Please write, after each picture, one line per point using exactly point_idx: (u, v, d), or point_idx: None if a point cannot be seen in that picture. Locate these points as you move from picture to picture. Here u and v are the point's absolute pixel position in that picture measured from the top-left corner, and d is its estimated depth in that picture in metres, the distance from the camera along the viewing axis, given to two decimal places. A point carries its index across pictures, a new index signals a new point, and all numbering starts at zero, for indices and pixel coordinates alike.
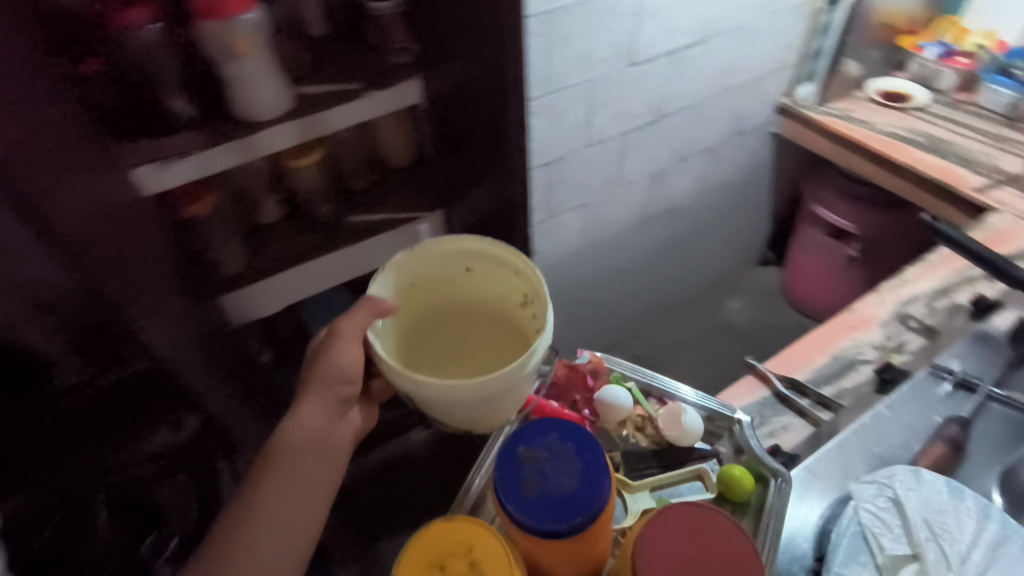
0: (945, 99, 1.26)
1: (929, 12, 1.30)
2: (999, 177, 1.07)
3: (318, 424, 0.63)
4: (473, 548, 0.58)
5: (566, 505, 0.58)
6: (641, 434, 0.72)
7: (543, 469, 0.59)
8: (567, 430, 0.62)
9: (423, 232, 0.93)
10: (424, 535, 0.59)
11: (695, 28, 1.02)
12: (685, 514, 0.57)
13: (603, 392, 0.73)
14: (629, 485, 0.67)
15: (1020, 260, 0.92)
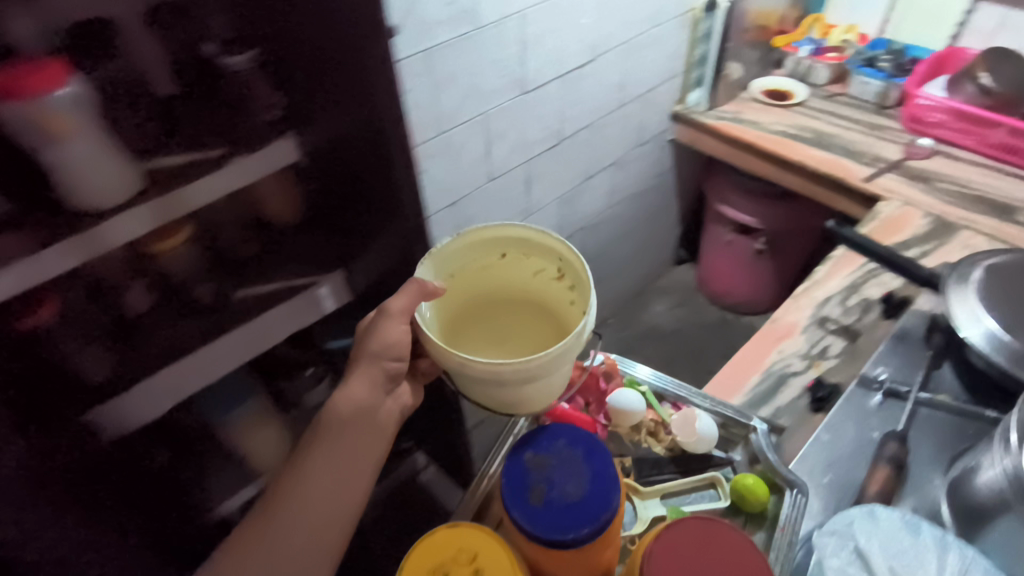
0: (821, 93, 1.32)
1: (796, 11, 1.36)
2: (881, 165, 1.12)
3: (361, 401, 0.62)
4: (475, 555, 0.57)
5: (572, 513, 0.56)
6: (654, 439, 0.72)
7: (551, 476, 0.59)
8: (576, 436, 0.62)
9: (324, 296, 0.81)
10: (427, 541, 0.58)
11: (583, 50, 0.99)
12: (699, 526, 0.54)
13: (615, 396, 0.73)
14: (638, 490, 0.66)
15: (914, 246, 0.96)
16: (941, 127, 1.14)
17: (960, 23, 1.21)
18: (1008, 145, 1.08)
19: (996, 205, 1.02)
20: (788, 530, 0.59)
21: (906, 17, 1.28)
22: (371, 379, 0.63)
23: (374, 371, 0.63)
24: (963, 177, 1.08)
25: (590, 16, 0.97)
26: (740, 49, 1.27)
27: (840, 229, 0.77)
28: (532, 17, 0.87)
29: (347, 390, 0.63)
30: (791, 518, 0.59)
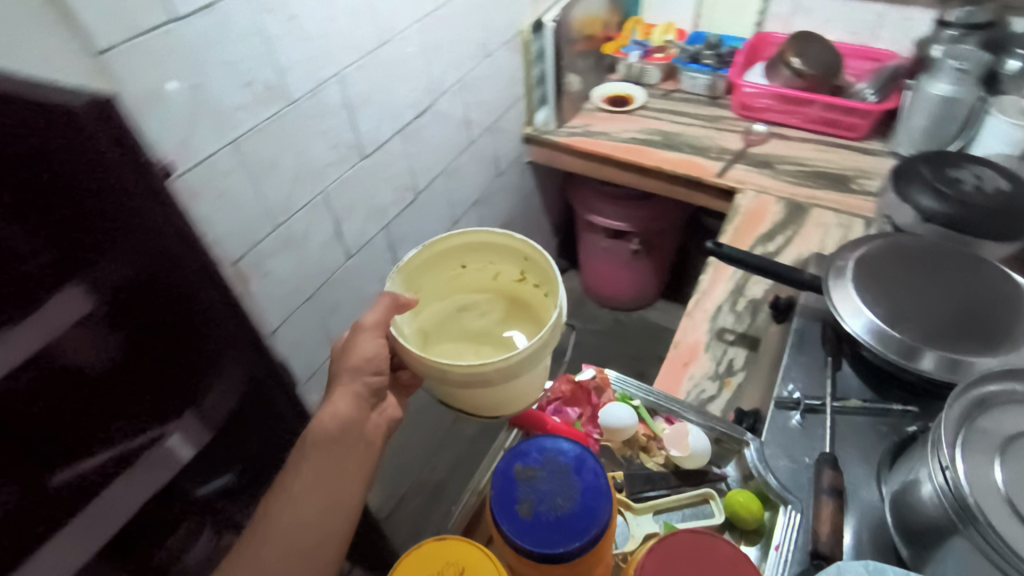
0: (658, 92, 1.34)
1: (617, 15, 1.37)
2: (728, 156, 1.16)
3: (345, 417, 0.61)
4: (464, 572, 0.52)
5: (564, 530, 0.52)
6: (647, 455, 0.71)
7: (539, 488, 0.54)
8: (564, 446, 0.58)
9: (178, 447, 0.64)
10: (414, 554, 0.53)
11: (418, 97, 0.90)
12: (690, 539, 0.52)
13: (607, 413, 0.71)
14: (630, 507, 0.64)
15: (777, 234, 0.99)
16: (770, 110, 1.21)
17: (762, 10, 1.29)
18: (827, 119, 1.16)
19: (833, 178, 1.09)
20: (781, 549, 0.58)
21: (716, 9, 1.34)
22: (355, 396, 0.62)
23: (356, 387, 0.62)
24: (800, 156, 1.14)
25: (418, 62, 0.87)
26: (575, 62, 1.25)
27: (719, 249, 0.76)
28: (354, 77, 0.76)
29: (328, 408, 0.61)
30: (786, 537, 0.58)
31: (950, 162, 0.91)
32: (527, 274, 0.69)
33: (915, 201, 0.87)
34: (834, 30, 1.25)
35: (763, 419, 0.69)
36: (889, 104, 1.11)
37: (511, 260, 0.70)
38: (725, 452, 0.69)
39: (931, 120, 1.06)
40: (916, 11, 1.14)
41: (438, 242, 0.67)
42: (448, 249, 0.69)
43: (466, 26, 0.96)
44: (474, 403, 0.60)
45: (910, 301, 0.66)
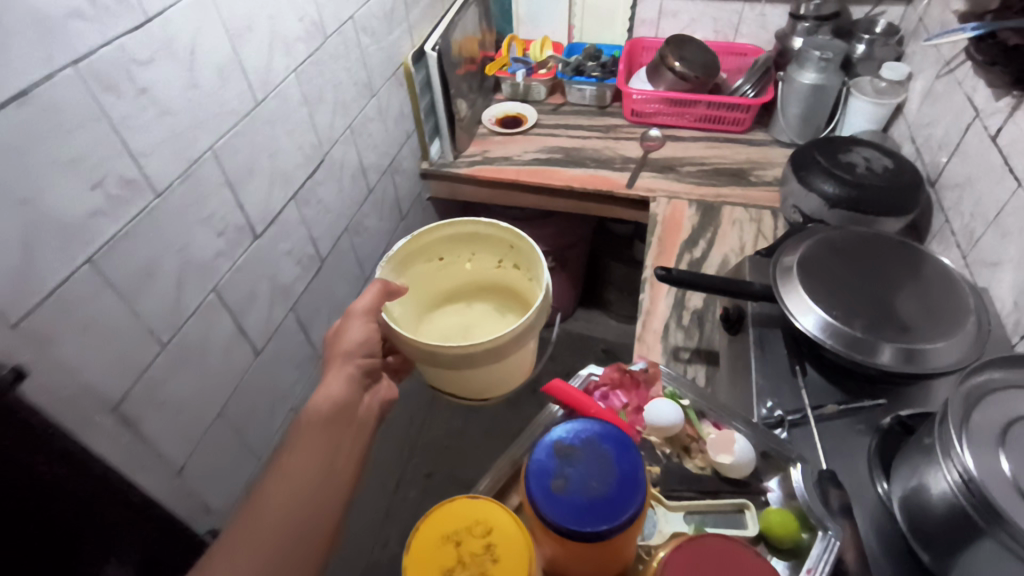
0: (547, 108, 1.32)
1: (492, 34, 1.32)
2: (632, 165, 1.15)
3: (338, 398, 0.59)
4: (491, 531, 0.49)
5: (595, 511, 0.47)
6: (688, 457, 0.65)
7: (577, 467, 0.49)
8: (605, 430, 0.52)
9: None
10: (447, 508, 0.51)
11: (308, 155, 0.79)
12: (716, 545, 0.48)
13: (653, 411, 0.65)
14: (663, 503, 0.60)
15: (698, 239, 1.00)
16: (660, 114, 1.22)
17: (631, 17, 1.31)
18: (713, 117, 1.20)
19: (732, 173, 1.12)
20: (814, 575, 0.53)
21: (588, 20, 1.34)
22: (348, 374, 0.61)
23: (348, 370, 0.62)
24: (697, 156, 1.17)
25: (302, 115, 0.76)
26: (462, 88, 1.19)
27: (672, 273, 0.71)
28: (233, 147, 0.64)
29: (320, 391, 0.60)
30: (820, 560, 0.53)
31: (838, 148, 0.96)
32: (504, 260, 0.78)
33: (818, 189, 0.91)
34: (700, 30, 1.30)
35: None
36: (766, 96, 1.17)
37: (491, 249, 0.77)
38: (770, 467, 0.62)
39: (805, 106, 1.12)
40: (769, 7, 1.21)
41: (426, 231, 0.72)
42: (432, 240, 0.74)
43: (346, 66, 0.85)
44: (459, 380, 0.67)
45: (854, 299, 0.67)
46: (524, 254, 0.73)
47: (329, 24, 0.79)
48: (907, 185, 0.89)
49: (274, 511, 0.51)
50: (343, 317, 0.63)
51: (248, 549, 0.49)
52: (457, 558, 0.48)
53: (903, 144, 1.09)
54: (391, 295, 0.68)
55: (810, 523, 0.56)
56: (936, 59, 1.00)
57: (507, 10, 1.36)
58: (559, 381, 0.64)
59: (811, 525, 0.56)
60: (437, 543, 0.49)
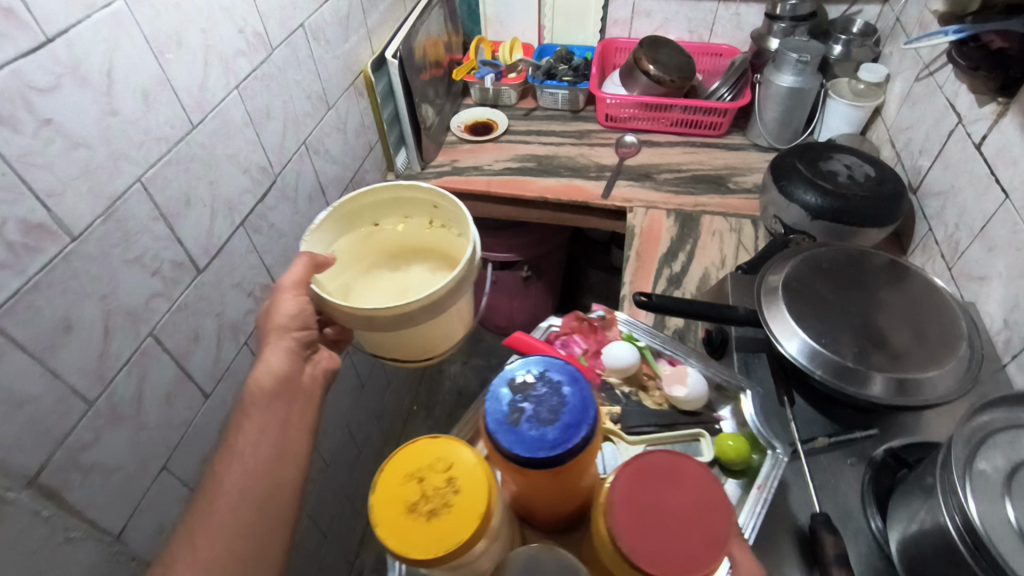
0: (518, 113, 1.26)
1: (458, 37, 1.26)
2: (608, 173, 1.11)
3: (280, 372, 0.63)
4: (452, 466, 0.48)
5: (550, 440, 0.46)
6: (646, 394, 0.70)
7: (533, 397, 0.48)
8: (556, 362, 0.51)
9: None
10: (409, 449, 0.50)
11: (256, 177, 0.73)
12: (666, 459, 0.48)
13: (610, 350, 0.70)
14: (622, 438, 0.63)
15: (679, 252, 0.96)
16: (635, 119, 1.18)
17: (603, 17, 1.26)
18: (689, 121, 1.16)
19: (710, 181, 1.08)
20: (764, 489, 0.57)
21: (558, 21, 1.29)
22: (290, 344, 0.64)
23: (285, 342, 0.63)
24: (674, 162, 1.13)
25: (247, 135, 0.70)
26: (427, 95, 1.13)
27: (651, 300, 0.67)
28: (166, 177, 0.58)
29: (262, 365, 0.63)
30: (768, 477, 0.57)
31: (820, 155, 0.92)
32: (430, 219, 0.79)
33: (800, 200, 0.88)
34: (674, 30, 1.26)
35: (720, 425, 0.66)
36: (743, 100, 1.13)
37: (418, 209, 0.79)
38: (723, 397, 0.67)
39: (783, 110, 1.09)
40: (744, 6, 1.18)
41: (357, 197, 0.75)
42: (363, 207, 0.77)
43: (297, 78, 0.79)
44: (404, 339, 0.69)
45: (843, 324, 0.63)
46: (448, 214, 0.76)
47: (275, 33, 0.73)
48: (890, 194, 0.86)
49: (229, 497, 0.55)
50: (273, 290, 0.64)
51: (207, 541, 0.53)
52: (420, 493, 0.47)
53: (882, 148, 1.06)
54: (321, 267, 0.69)
55: (760, 444, 0.61)
56: (915, 61, 0.97)
57: (474, 10, 1.30)
58: (521, 334, 0.70)
59: (763, 447, 0.61)
60: (400, 482, 0.48)
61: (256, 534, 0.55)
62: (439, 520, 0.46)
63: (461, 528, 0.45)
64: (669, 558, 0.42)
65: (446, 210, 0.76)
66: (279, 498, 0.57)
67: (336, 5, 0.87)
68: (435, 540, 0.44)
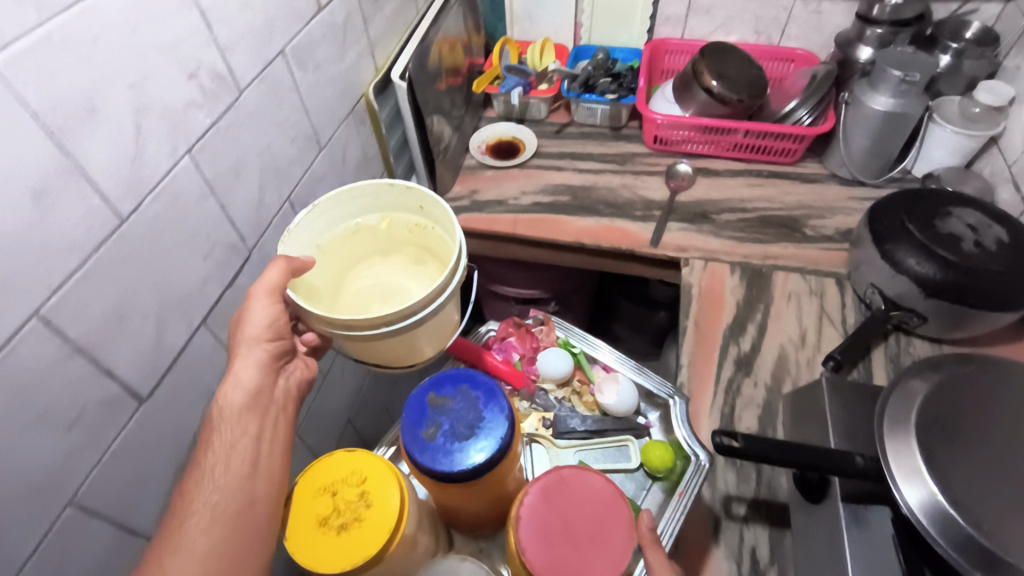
0: (550, 128, 1.08)
1: (481, 37, 1.07)
2: (656, 212, 0.93)
3: (251, 388, 0.55)
4: (365, 480, 0.56)
5: (459, 456, 0.58)
6: (576, 398, 0.78)
7: (450, 415, 0.61)
8: (478, 380, 0.64)
9: None
10: (328, 464, 0.58)
11: (223, 259, 0.57)
12: (573, 477, 0.60)
13: (543, 357, 0.78)
14: (553, 443, 0.72)
15: (747, 324, 0.79)
16: (690, 142, 0.99)
17: (653, 14, 1.05)
18: (754, 146, 0.97)
19: (781, 225, 0.90)
20: (684, 495, 0.64)
21: (599, 18, 1.08)
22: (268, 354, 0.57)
23: (257, 353, 0.56)
24: (736, 198, 0.94)
25: (209, 209, 0.53)
26: (443, 109, 0.95)
27: (739, 444, 0.49)
28: (81, 298, 0.42)
29: (230, 380, 0.54)
30: (688, 485, 0.64)
31: (935, 211, 0.73)
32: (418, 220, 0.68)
33: (909, 271, 0.70)
34: (737, 30, 1.05)
35: (646, 434, 0.72)
36: (824, 124, 0.92)
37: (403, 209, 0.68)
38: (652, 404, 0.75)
39: (874, 137, 0.90)
40: (828, 4, 0.97)
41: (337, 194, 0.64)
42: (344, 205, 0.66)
43: (280, 120, 0.62)
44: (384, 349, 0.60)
45: (991, 485, 0.48)
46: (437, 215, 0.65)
47: (246, 67, 0.55)
48: None
49: (201, 512, 0.48)
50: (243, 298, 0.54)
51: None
52: (333, 506, 0.55)
53: (999, 187, 0.87)
54: (300, 272, 0.58)
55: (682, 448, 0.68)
56: None
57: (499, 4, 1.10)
58: (459, 340, 0.78)
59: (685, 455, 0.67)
60: (318, 495, 0.56)
61: (232, 551, 0.48)
62: (348, 532, 0.53)
63: (367, 539, 0.52)
64: (557, 558, 0.54)
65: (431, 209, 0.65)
66: (255, 514, 0.51)
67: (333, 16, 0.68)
68: (345, 553, 0.52)
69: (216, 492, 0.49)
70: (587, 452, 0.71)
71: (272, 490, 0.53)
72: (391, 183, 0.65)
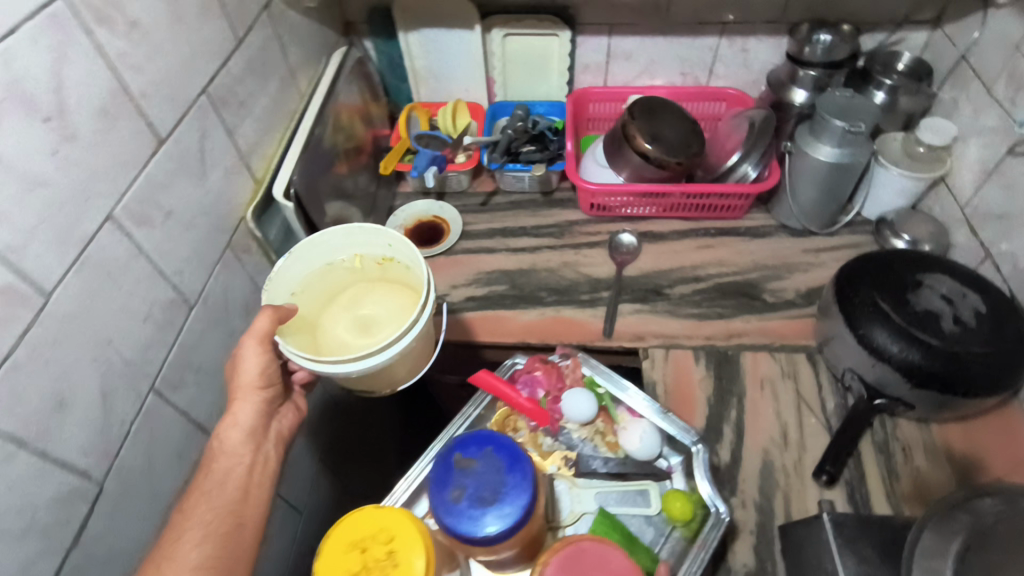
0: (476, 200, 0.96)
1: (382, 107, 0.94)
2: (605, 293, 0.83)
3: (249, 430, 0.54)
4: (393, 541, 0.49)
5: (486, 521, 0.49)
6: (602, 439, 0.66)
7: (475, 478, 0.51)
8: (504, 443, 0.53)
9: None
10: (355, 516, 0.50)
11: (57, 514, 0.42)
12: (589, 549, 0.49)
13: (569, 398, 0.66)
14: (575, 483, 0.63)
15: (723, 424, 0.70)
16: (630, 206, 0.90)
17: (571, 65, 0.95)
18: (699, 204, 0.89)
19: (739, 293, 0.83)
20: (702, 552, 0.57)
21: (512, 72, 0.97)
22: (261, 399, 0.56)
23: (255, 400, 0.55)
24: (687, 265, 0.86)
25: (17, 469, 0.39)
26: (344, 193, 0.81)
27: None
28: None
29: (227, 421, 0.54)
30: (708, 539, 0.57)
31: (905, 284, 0.67)
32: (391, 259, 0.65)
33: (892, 359, 0.63)
34: (662, 73, 0.97)
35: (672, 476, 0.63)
36: (771, 178, 0.85)
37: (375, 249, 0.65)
38: (675, 448, 0.64)
39: (821, 188, 0.83)
40: (754, 42, 0.90)
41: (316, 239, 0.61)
42: (324, 248, 0.63)
43: (122, 300, 0.47)
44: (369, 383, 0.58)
45: None
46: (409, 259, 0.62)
47: (47, 262, 0.41)
48: (1017, 343, 0.62)
49: (194, 530, 0.47)
50: (236, 346, 0.54)
51: None
52: (361, 565, 0.48)
53: (953, 228, 0.82)
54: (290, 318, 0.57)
55: (703, 502, 0.60)
56: (1008, 125, 0.72)
57: (399, 65, 0.97)
58: (483, 373, 0.64)
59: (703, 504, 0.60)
60: (345, 552, 0.49)
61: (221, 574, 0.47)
62: None
63: None
64: None
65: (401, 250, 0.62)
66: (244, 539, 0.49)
67: (182, 145, 0.54)
68: None
69: (210, 514, 0.48)
70: (608, 496, 0.62)
71: (260, 522, 0.51)
72: (363, 226, 0.62)
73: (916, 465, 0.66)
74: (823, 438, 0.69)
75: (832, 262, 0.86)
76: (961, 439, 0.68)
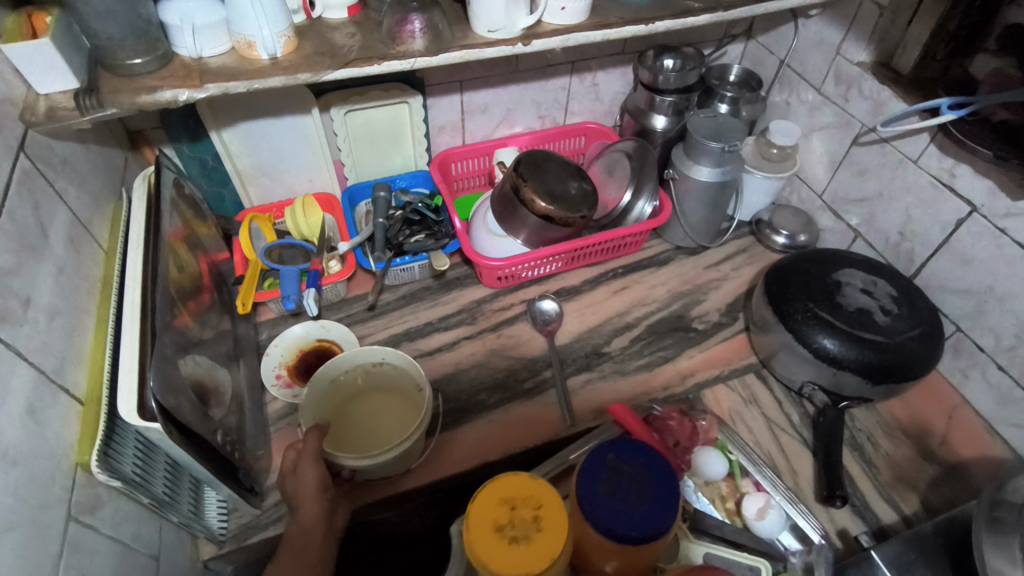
0: (363, 304, 0.81)
1: (212, 226, 0.74)
2: (548, 372, 0.75)
3: (316, 526, 0.55)
4: (540, 513, 0.44)
5: (629, 516, 0.45)
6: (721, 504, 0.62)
7: (628, 481, 0.47)
8: (658, 467, 0.48)
9: None
10: (517, 477, 0.46)
11: None
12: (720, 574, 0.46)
13: (705, 456, 0.63)
14: (688, 537, 0.56)
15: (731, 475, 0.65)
16: (538, 267, 0.83)
17: (427, 130, 0.84)
18: (604, 249, 0.85)
19: (672, 328, 0.80)
20: None
21: (361, 150, 0.83)
22: (329, 499, 0.57)
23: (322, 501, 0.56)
24: (612, 314, 0.82)
25: None
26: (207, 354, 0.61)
27: None
28: None
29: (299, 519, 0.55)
30: None
31: (829, 286, 0.70)
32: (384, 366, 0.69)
33: (852, 364, 0.64)
34: (521, 120, 0.91)
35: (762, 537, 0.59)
36: (665, 210, 0.84)
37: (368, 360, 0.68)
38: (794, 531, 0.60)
39: (708, 207, 0.85)
40: (602, 75, 0.89)
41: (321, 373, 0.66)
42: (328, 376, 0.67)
43: None
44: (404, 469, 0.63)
45: None
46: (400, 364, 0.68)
47: None
48: (931, 316, 0.68)
49: None
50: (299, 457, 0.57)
51: None
52: (508, 520, 0.44)
53: (817, 215, 0.90)
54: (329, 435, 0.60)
55: None
56: (846, 120, 0.80)
57: (219, 169, 0.77)
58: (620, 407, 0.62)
59: None
60: (494, 503, 0.45)
61: None
62: (512, 552, 0.42)
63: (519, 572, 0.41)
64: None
65: (396, 360, 0.68)
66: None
67: None
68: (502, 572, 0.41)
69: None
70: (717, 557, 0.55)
71: None
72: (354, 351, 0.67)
73: (884, 450, 0.70)
74: (806, 454, 0.69)
75: (733, 271, 0.88)
76: (904, 410, 0.73)
